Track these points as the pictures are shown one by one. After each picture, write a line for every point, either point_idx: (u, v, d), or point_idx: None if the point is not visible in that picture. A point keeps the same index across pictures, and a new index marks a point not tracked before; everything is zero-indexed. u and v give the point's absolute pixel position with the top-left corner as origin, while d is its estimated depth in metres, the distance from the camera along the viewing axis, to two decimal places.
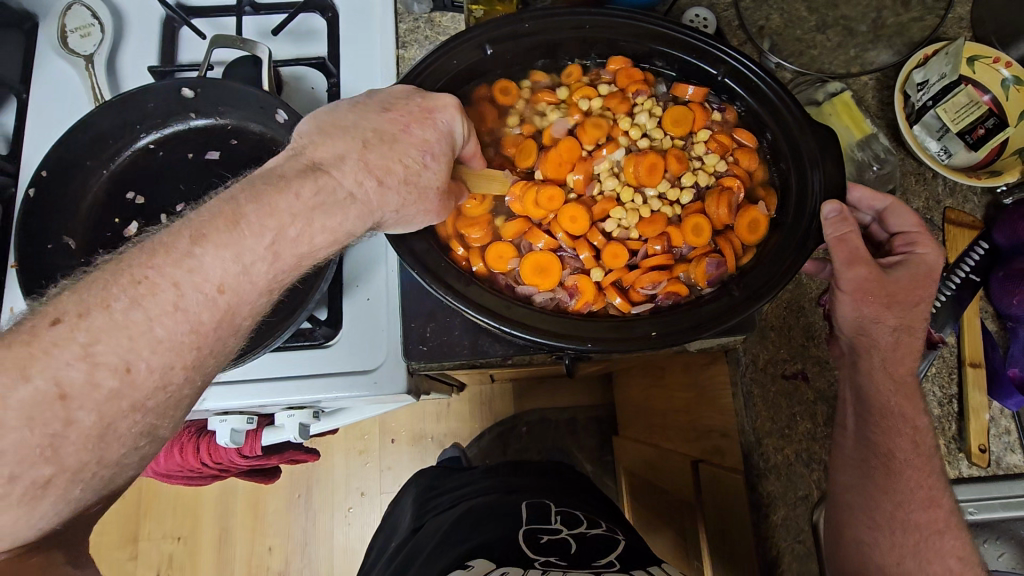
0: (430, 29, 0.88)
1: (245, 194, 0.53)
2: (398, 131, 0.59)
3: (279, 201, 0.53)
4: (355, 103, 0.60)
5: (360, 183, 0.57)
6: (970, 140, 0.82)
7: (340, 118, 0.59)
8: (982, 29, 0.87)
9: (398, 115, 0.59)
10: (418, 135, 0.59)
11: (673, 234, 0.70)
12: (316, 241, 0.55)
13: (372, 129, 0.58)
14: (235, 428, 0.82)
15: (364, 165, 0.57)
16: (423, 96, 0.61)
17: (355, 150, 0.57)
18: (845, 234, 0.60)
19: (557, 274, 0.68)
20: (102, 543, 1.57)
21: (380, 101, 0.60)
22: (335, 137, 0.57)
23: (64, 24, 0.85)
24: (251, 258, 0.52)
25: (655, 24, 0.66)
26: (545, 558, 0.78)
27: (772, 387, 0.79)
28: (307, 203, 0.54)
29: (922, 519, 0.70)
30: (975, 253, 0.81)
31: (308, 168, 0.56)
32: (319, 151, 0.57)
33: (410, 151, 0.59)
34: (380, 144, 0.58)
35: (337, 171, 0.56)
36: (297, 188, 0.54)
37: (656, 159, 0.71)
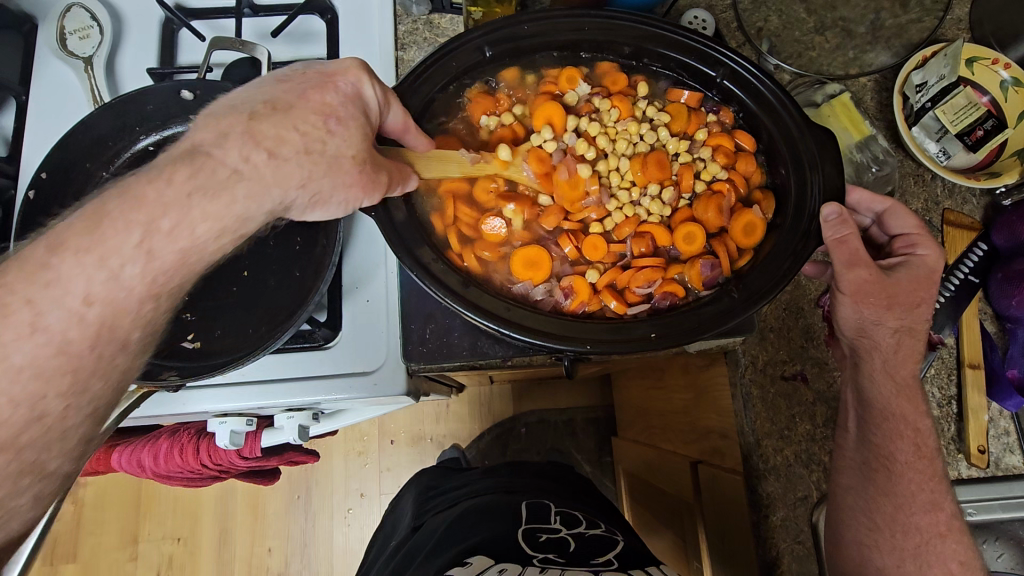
0: (429, 30, 0.88)
1: (116, 189, 0.50)
2: (296, 100, 0.55)
3: (149, 188, 0.49)
4: (254, 82, 0.58)
5: (248, 158, 0.51)
6: (969, 141, 0.83)
7: (234, 98, 0.55)
8: (981, 30, 0.87)
9: (293, 84, 0.56)
10: (318, 100, 0.55)
11: (657, 234, 0.72)
12: (200, 232, 0.50)
13: (263, 100, 0.55)
14: (235, 429, 0.82)
15: (249, 137, 0.52)
16: (323, 65, 0.59)
17: (240, 121, 0.52)
18: (845, 237, 0.59)
19: (546, 266, 0.69)
20: (102, 543, 1.57)
21: (278, 78, 0.58)
22: (224, 114, 0.53)
23: (63, 26, 0.85)
24: (119, 262, 0.48)
25: (654, 27, 0.66)
26: (543, 555, 0.78)
27: (772, 388, 0.79)
28: (184, 189, 0.49)
29: (923, 522, 0.70)
30: (975, 255, 0.81)
31: (189, 151, 0.51)
32: (201, 130, 0.52)
33: (306, 117, 0.54)
34: (271, 113, 0.53)
35: (220, 149, 0.51)
36: (169, 175, 0.49)
37: (660, 163, 0.72)
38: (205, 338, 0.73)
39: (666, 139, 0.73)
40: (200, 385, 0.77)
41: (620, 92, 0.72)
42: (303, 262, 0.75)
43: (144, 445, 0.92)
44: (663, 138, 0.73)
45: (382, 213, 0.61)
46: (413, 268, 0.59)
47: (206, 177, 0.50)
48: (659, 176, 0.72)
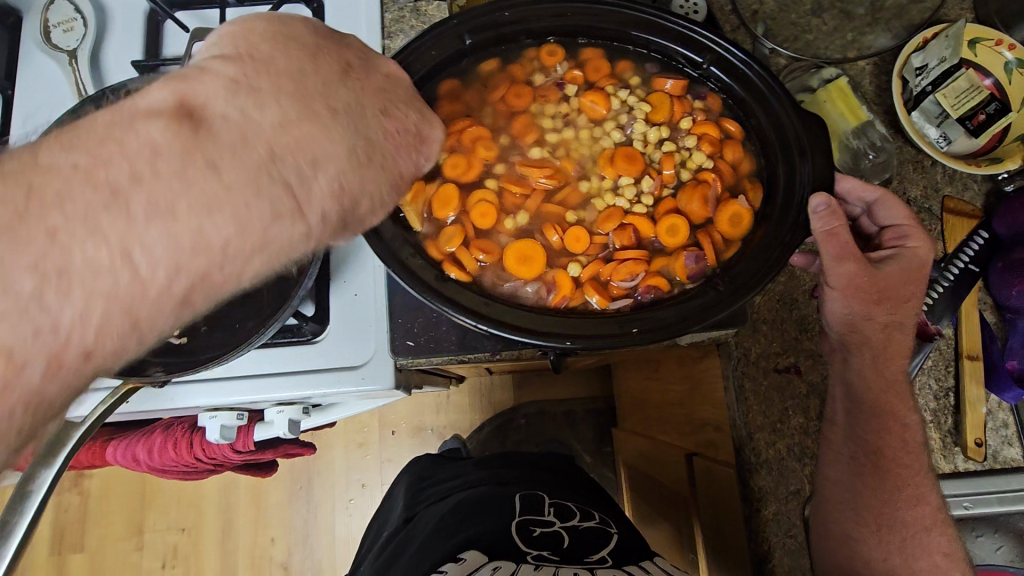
0: (415, 18, 0.86)
1: (139, 192, 0.34)
2: (389, 154, 0.44)
3: (207, 227, 0.35)
4: (346, 66, 0.44)
5: (327, 216, 0.40)
6: (970, 126, 0.80)
7: (328, 97, 0.41)
8: (984, 10, 0.85)
9: (390, 128, 0.44)
10: (403, 166, 0.45)
11: (642, 227, 0.69)
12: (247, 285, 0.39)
13: (363, 136, 0.42)
14: (225, 424, 0.83)
15: (340, 187, 0.40)
16: (422, 117, 0.48)
17: (339, 161, 0.40)
18: (835, 228, 0.58)
19: (540, 262, 0.67)
20: (108, 534, 1.59)
21: (376, 95, 0.45)
22: (324, 128, 0.40)
23: (46, 20, 0.84)
24: (146, 312, 0.36)
25: (639, 11, 0.65)
26: (537, 552, 0.78)
27: (764, 380, 0.77)
28: (257, 237, 0.37)
29: (909, 515, 0.70)
30: (975, 243, 0.79)
31: (267, 165, 0.37)
32: (287, 135, 0.38)
33: (386, 189, 0.45)
34: (367, 161, 0.42)
35: (303, 184, 0.39)
36: (236, 208, 0.36)
37: (629, 157, 0.70)
38: (192, 333, 0.72)
39: (644, 130, 0.71)
40: (188, 381, 0.77)
41: (598, 83, 0.71)
42: None
43: (138, 440, 0.92)
44: (641, 129, 0.71)
45: None
46: (393, 267, 0.58)
47: (281, 232, 0.38)
48: (632, 169, 0.70)
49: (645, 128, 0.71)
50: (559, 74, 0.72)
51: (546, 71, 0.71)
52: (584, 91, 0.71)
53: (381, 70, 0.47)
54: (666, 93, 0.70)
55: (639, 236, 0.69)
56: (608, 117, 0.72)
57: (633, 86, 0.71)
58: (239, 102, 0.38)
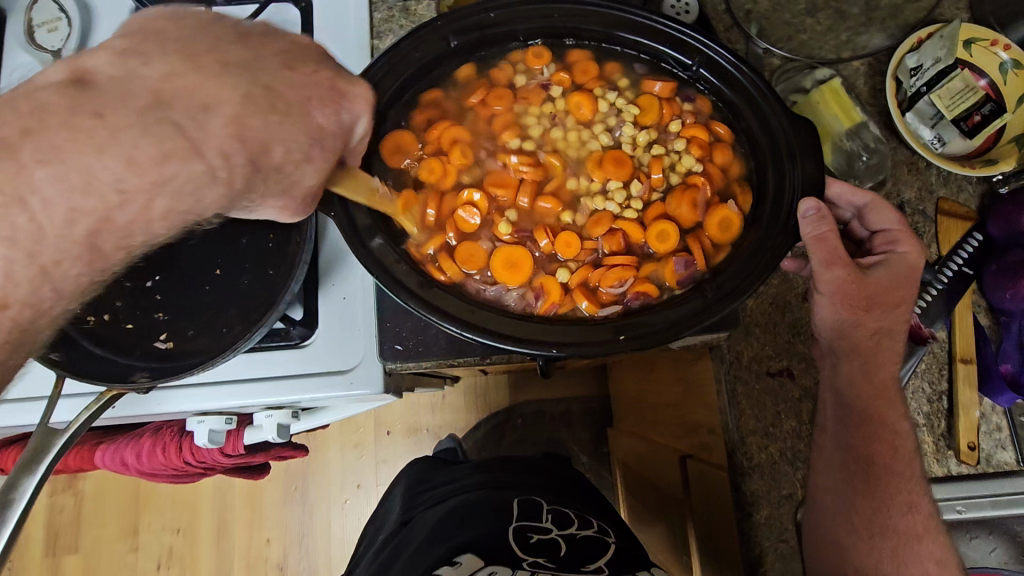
0: (405, 18, 0.85)
1: (29, 144, 0.41)
2: (298, 101, 0.49)
3: (95, 167, 0.42)
4: (243, 36, 0.50)
5: (227, 155, 0.46)
6: (965, 127, 0.79)
7: (219, 52, 0.47)
8: (980, 10, 0.84)
9: (301, 81, 0.50)
10: (318, 118, 0.50)
11: (632, 232, 0.67)
12: (155, 229, 0.47)
13: (263, 84, 0.48)
14: (213, 428, 0.82)
15: (236, 127, 0.46)
16: (335, 70, 0.52)
17: (231, 103, 0.46)
18: (824, 233, 0.58)
19: (526, 267, 0.67)
20: (103, 535, 1.59)
21: (280, 54, 0.50)
22: (214, 77, 0.46)
23: (30, 19, 0.82)
24: (54, 255, 0.44)
25: (626, 12, 0.64)
26: (533, 559, 0.78)
27: (757, 385, 0.77)
28: (148, 176, 0.44)
29: (901, 524, 0.69)
30: (969, 245, 0.78)
31: (153, 110, 0.43)
32: (179, 85, 0.45)
33: (303, 133, 0.49)
34: (266, 109, 0.47)
35: (196, 125, 0.45)
36: (129, 150, 0.43)
37: (618, 159, 0.69)
38: (178, 338, 0.72)
39: (633, 133, 0.70)
40: (175, 385, 0.76)
41: (585, 85, 0.70)
42: (277, 260, 0.73)
43: (127, 444, 0.91)
44: (631, 132, 0.70)
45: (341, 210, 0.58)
46: (377, 275, 0.58)
47: (176, 168, 0.44)
48: (620, 173, 0.69)
49: (634, 130, 0.70)
50: (546, 75, 0.71)
51: (528, 69, 0.70)
52: (570, 93, 0.70)
53: (288, 37, 0.52)
54: (655, 96, 0.69)
55: (629, 241, 0.68)
56: (596, 120, 0.71)
57: (622, 88, 0.70)
58: (134, 64, 0.44)
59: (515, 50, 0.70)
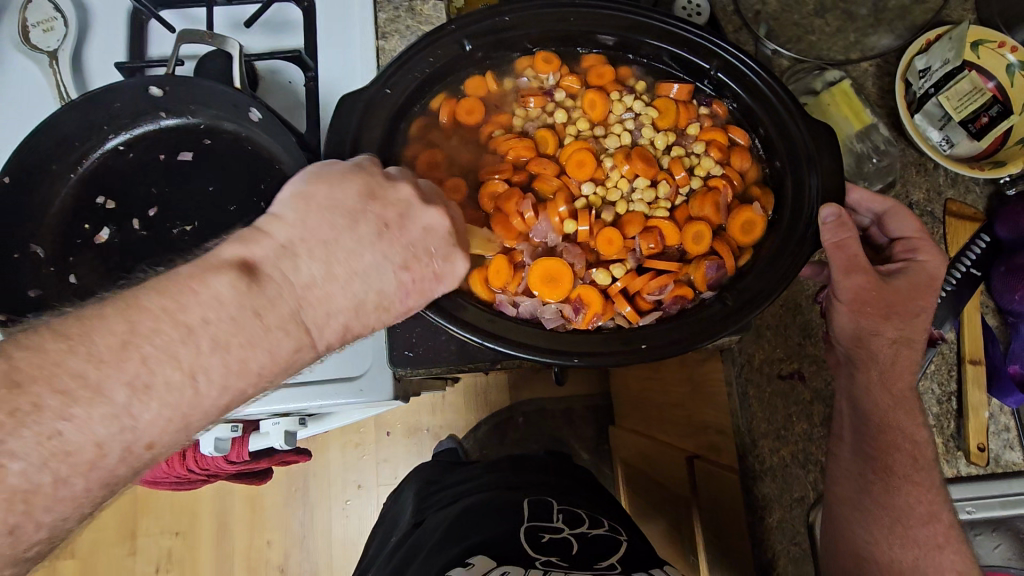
0: (413, 19, 0.83)
1: (207, 334, 0.42)
2: (400, 300, 0.51)
3: (249, 359, 0.43)
4: (384, 222, 0.50)
5: (331, 346, 0.49)
6: (972, 129, 0.80)
7: (353, 260, 0.48)
8: (987, 11, 0.84)
9: (412, 278, 0.51)
10: (411, 306, 0.53)
11: (666, 231, 0.68)
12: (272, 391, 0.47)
13: (376, 291, 0.49)
14: (219, 437, 0.81)
15: (345, 328, 0.49)
16: (447, 258, 0.53)
17: (347, 312, 0.48)
18: (843, 240, 0.58)
19: (566, 284, 0.65)
20: (101, 538, 1.57)
21: (407, 250, 0.51)
22: (339, 288, 0.47)
23: (24, 19, 0.80)
24: (201, 418, 0.43)
25: (643, 15, 0.63)
26: (545, 559, 0.77)
27: (768, 388, 0.77)
28: (282, 361, 0.45)
29: (921, 534, 0.69)
30: (977, 246, 0.79)
31: (292, 317, 0.45)
32: (311, 291, 0.46)
33: (392, 319, 0.52)
34: (372, 311, 0.50)
35: (316, 329, 0.47)
36: (271, 350, 0.44)
37: (645, 157, 0.69)
38: None
39: (652, 135, 0.70)
40: None
41: (597, 90, 0.70)
42: None
43: None
44: (649, 135, 0.70)
45: None
46: None
47: (298, 359, 0.47)
48: (647, 170, 0.69)
49: (653, 133, 0.70)
50: (557, 78, 0.70)
51: (536, 72, 0.70)
52: (583, 93, 0.70)
53: (425, 221, 0.52)
54: (672, 99, 0.69)
55: (664, 242, 0.68)
56: (612, 122, 0.71)
57: (638, 92, 0.70)
58: (281, 255, 0.46)
59: (524, 54, 0.69)
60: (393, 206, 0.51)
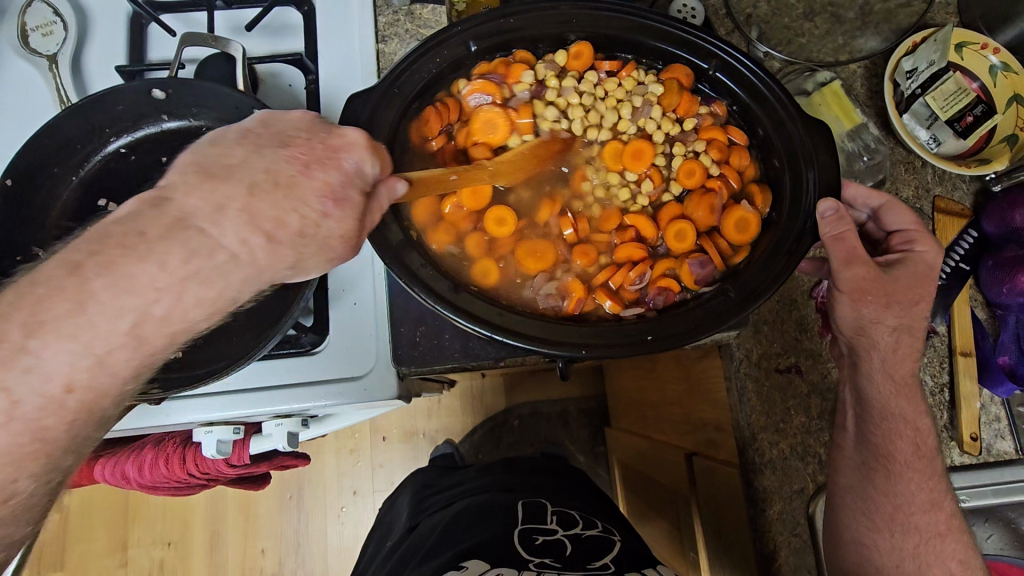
0: (410, 21, 0.85)
1: (94, 262, 0.45)
2: (299, 174, 0.50)
3: (138, 274, 0.45)
4: (247, 129, 0.52)
5: (246, 241, 0.48)
6: (959, 128, 0.82)
7: (227, 156, 0.49)
8: (969, 14, 0.87)
9: (297, 151, 0.51)
10: (320, 178, 0.51)
11: (648, 229, 0.70)
12: (191, 316, 0.48)
13: (264, 169, 0.49)
14: (221, 439, 0.81)
15: (248, 218, 0.48)
16: (329, 130, 0.53)
17: (240, 198, 0.48)
18: (842, 233, 0.60)
19: (550, 256, 0.70)
20: (90, 550, 1.54)
21: (278, 135, 0.52)
22: (220, 179, 0.48)
23: (24, 23, 0.81)
24: (106, 347, 0.46)
25: (644, 17, 0.65)
26: (539, 559, 0.77)
27: (767, 381, 0.78)
28: (178, 274, 0.46)
29: (923, 521, 0.70)
30: (966, 241, 0.81)
31: (178, 223, 0.47)
32: (190, 198, 0.47)
33: (312, 198, 0.50)
34: (272, 189, 0.49)
35: (214, 227, 0.47)
36: (163, 257, 0.46)
37: (637, 154, 0.72)
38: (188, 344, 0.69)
39: (660, 115, 0.71)
40: (188, 394, 0.75)
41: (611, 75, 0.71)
42: None
43: (129, 458, 0.91)
44: (656, 115, 0.71)
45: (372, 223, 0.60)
46: (403, 276, 0.58)
47: (203, 263, 0.47)
48: (635, 167, 0.72)
49: (660, 113, 0.71)
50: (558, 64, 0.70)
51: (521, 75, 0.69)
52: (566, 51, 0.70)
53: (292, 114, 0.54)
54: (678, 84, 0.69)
55: (643, 237, 0.71)
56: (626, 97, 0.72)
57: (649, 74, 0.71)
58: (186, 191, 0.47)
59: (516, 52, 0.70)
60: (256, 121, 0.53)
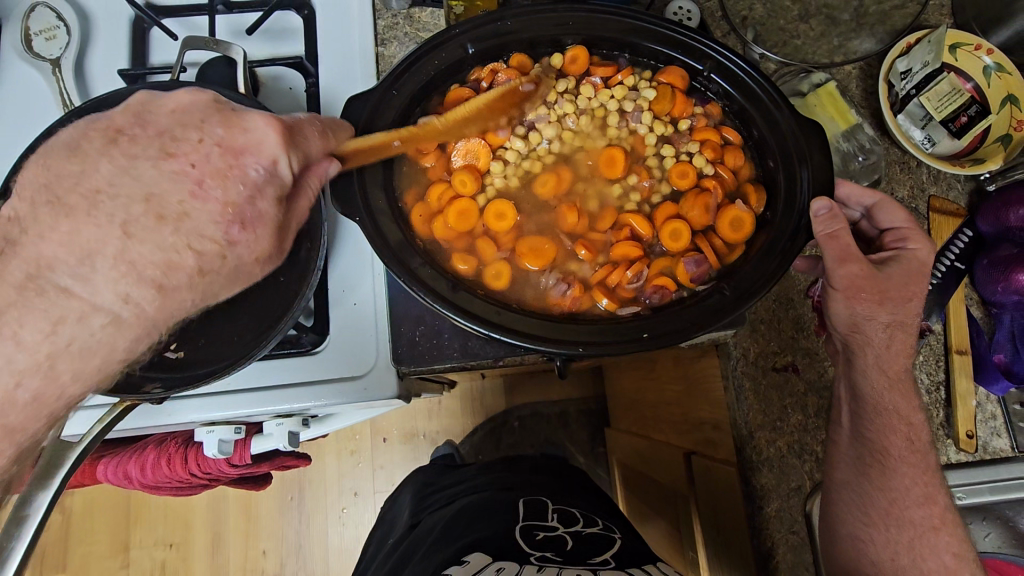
0: (410, 25, 0.86)
1: None
2: (188, 198, 0.49)
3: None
4: (118, 133, 0.50)
5: (128, 296, 0.47)
6: (953, 128, 0.83)
7: (91, 177, 0.48)
8: (963, 16, 0.88)
9: (182, 162, 0.49)
10: (219, 198, 0.50)
11: (643, 228, 0.72)
12: (70, 388, 0.47)
13: (144, 195, 0.48)
14: (223, 438, 0.81)
15: (126, 268, 0.47)
16: (225, 127, 0.52)
17: (114, 241, 0.47)
18: (835, 232, 0.59)
19: (548, 251, 0.71)
20: (92, 552, 1.55)
21: (159, 139, 0.50)
22: (87, 215, 0.46)
23: (27, 27, 0.82)
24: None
25: (639, 20, 0.66)
26: (539, 554, 0.77)
27: (764, 379, 0.79)
28: (42, 350, 0.45)
29: (918, 515, 0.71)
30: (961, 241, 0.82)
31: (31, 283, 0.45)
32: (50, 245, 0.46)
33: (206, 225, 0.49)
34: (151, 219, 0.48)
35: (85, 284, 0.46)
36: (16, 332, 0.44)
37: (615, 159, 0.73)
38: (189, 348, 0.67)
39: (651, 120, 0.73)
40: (187, 394, 0.75)
41: (602, 82, 0.72)
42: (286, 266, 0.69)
43: (132, 458, 0.92)
44: (645, 119, 0.73)
45: (370, 223, 0.61)
46: (402, 275, 0.59)
47: (72, 330, 0.46)
48: (613, 173, 0.73)
49: (651, 118, 0.73)
50: (557, 67, 0.72)
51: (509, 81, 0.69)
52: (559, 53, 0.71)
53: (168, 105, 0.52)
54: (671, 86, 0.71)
55: (639, 237, 0.72)
56: (619, 99, 0.73)
57: (643, 75, 0.72)
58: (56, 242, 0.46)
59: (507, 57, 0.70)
60: (128, 116, 0.51)
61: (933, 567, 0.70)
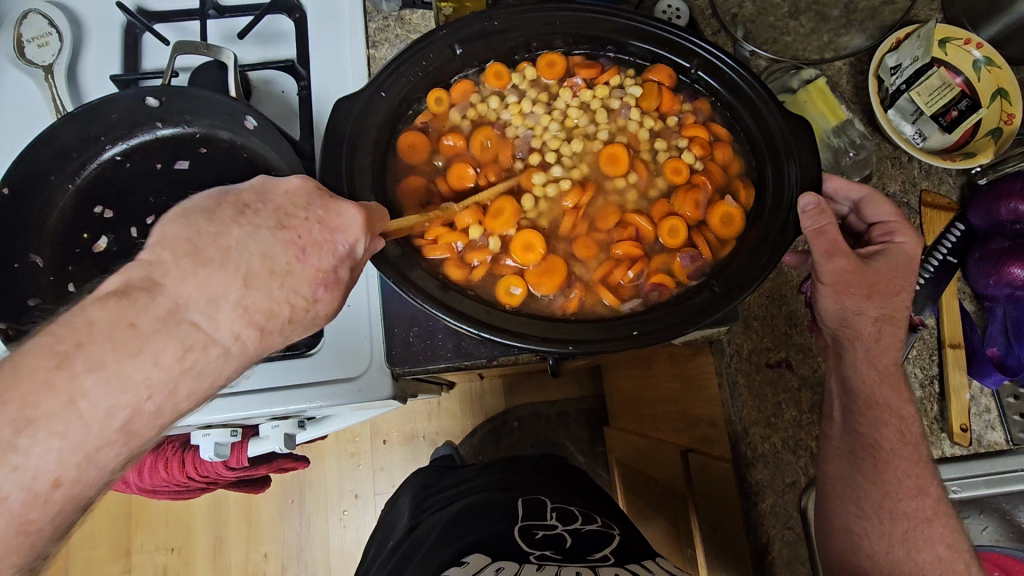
0: (400, 27, 0.87)
1: (81, 355, 0.39)
2: (296, 262, 0.48)
3: (129, 371, 0.40)
4: (241, 204, 0.48)
5: (238, 335, 0.45)
6: (943, 123, 0.83)
7: (224, 238, 0.46)
8: (952, 11, 0.88)
9: (293, 236, 0.48)
10: (316, 266, 0.49)
11: (646, 228, 0.72)
12: (182, 407, 0.44)
13: (258, 254, 0.46)
14: (218, 441, 0.82)
15: (243, 312, 0.45)
16: (325, 208, 0.51)
17: (235, 290, 0.45)
18: (823, 227, 0.59)
19: (562, 273, 0.69)
20: (94, 557, 1.55)
21: (275, 212, 0.49)
22: (218, 269, 0.44)
23: (19, 34, 0.82)
24: (96, 445, 0.40)
25: (623, 17, 0.66)
26: (539, 552, 0.77)
27: (757, 376, 0.79)
28: (174, 372, 0.42)
29: (911, 507, 0.71)
30: (952, 235, 0.82)
31: (172, 315, 0.42)
32: (189, 287, 0.43)
33: (304, 285, 0.48)
34: (267, 278, 0.46)
35: (208, 320, 0.44)
36: (155, 353, 0.41)
37: (619, 156, 0.74)
38: None
39: (638, 117, 0.74)
40: None
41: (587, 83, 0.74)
42: None
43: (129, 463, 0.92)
44: (634, 116, 0.74)
45: None
46: (394, 279, 0.59)
47: (197, 359, 0.43)
48: (615, 169, 0.74)
49: (640, 115, 0.74)
50: (530, 76, 0.74)
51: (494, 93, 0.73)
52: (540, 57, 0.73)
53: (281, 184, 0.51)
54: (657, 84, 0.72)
55: (640, 236, 0.72)
56: (607, 98, 0.75)
57: (628, 74, 0.73)
58: (170, 262, 0.43)
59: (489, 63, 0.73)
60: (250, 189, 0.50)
61: (929, 560, 0.70)
